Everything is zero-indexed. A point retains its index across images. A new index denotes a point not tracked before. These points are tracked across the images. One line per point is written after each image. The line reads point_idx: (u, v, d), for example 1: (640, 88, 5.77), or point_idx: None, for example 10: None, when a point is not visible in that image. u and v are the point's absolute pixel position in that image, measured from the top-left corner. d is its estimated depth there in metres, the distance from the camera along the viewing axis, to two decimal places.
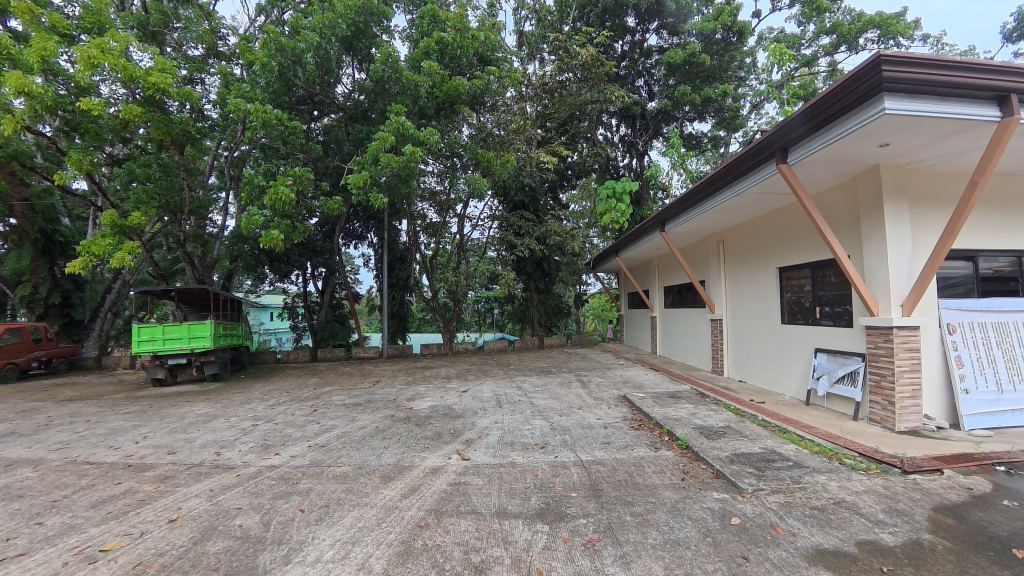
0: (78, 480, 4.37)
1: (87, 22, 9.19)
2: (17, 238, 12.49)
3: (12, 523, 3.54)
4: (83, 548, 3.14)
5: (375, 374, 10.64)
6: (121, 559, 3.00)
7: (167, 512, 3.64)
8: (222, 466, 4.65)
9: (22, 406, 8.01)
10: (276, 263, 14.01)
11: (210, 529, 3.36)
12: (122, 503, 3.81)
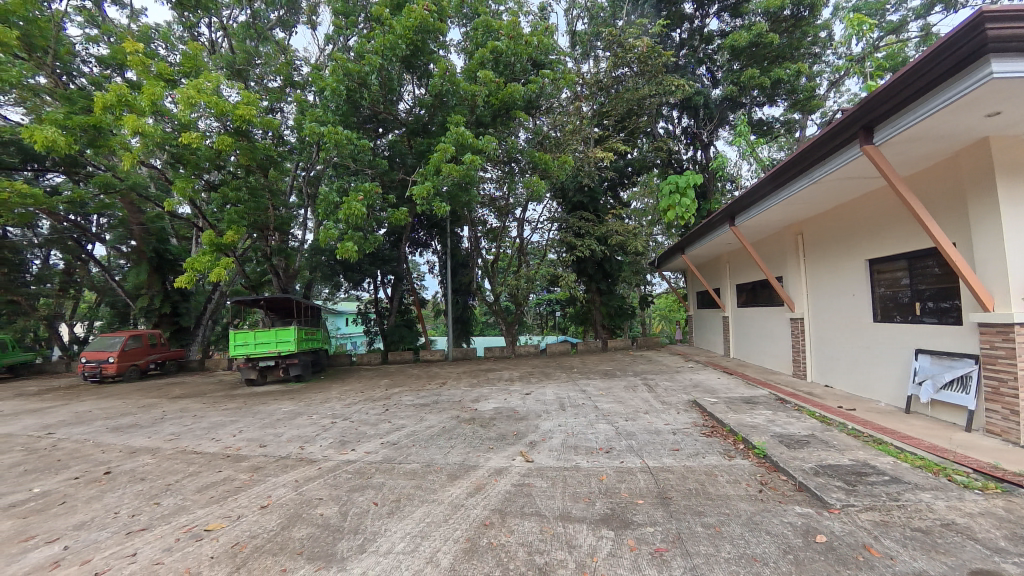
0: (188, 467, 4.99)
1: (186, 67, 10.48)
2: (136, 257, 14.75)
3: (137, 502, 4.13)
4: (190, 528, 3.58)
5: (442, 376, 11.04)
6: (222, 538, 3.39)
7: (260, 499, 4.04)
8: (305, 460, 5.08)
9: (146, 402, 9.27)
10: (349, 272, 14.93)
11: (295, 517, 3.68)
12: (222, 490, 4.30)
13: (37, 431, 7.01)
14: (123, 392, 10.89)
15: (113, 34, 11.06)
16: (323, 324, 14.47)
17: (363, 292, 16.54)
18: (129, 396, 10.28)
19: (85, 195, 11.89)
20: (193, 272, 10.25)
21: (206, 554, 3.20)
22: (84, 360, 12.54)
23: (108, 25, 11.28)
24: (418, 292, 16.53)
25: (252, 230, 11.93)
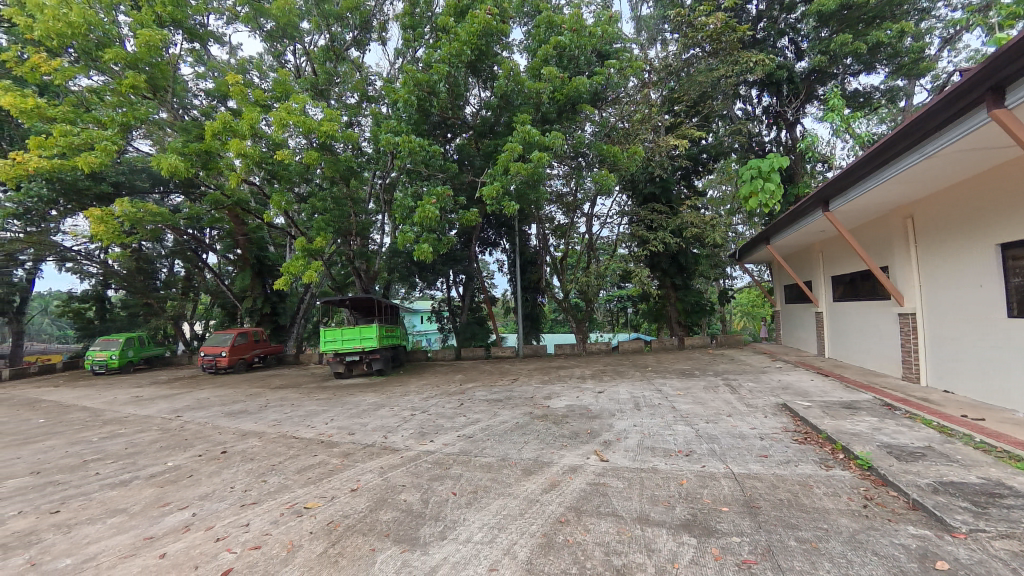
0: (288, 450, 5.54)
1: (278, 92, 11.56)
2: (241, 264, 16.61)
3: (248, 479, 4.67)
4: (292, 504, 3.98)
5: (513, 373, 11.20)
6: (319, 516, 3.73)
7: (349, 483, 4.37)
8: (388, 448, 5.41)
9: (253, 391, 10.45)
10: (424, 273, 15.67)
11: (381, 501, 3.94)
12: (318, 472, 4.72)
13: (170, 414, 8.18)
14: (234, 382, 12.35)
15: (217, 69, 12.52)
16: (402, 322, 15.32)
17: (436, 291, 17.27)
18: (239, 386, 11.64)
19: (200, 212, 13.58)
20: (289, 276, 11.36)
21: (306, 529, 3.53)
22: (203, 354, 14.42)
23: (213, 61, 12.77)
24: (488, 290, 16.94)
25: (337, 236, 12.93)
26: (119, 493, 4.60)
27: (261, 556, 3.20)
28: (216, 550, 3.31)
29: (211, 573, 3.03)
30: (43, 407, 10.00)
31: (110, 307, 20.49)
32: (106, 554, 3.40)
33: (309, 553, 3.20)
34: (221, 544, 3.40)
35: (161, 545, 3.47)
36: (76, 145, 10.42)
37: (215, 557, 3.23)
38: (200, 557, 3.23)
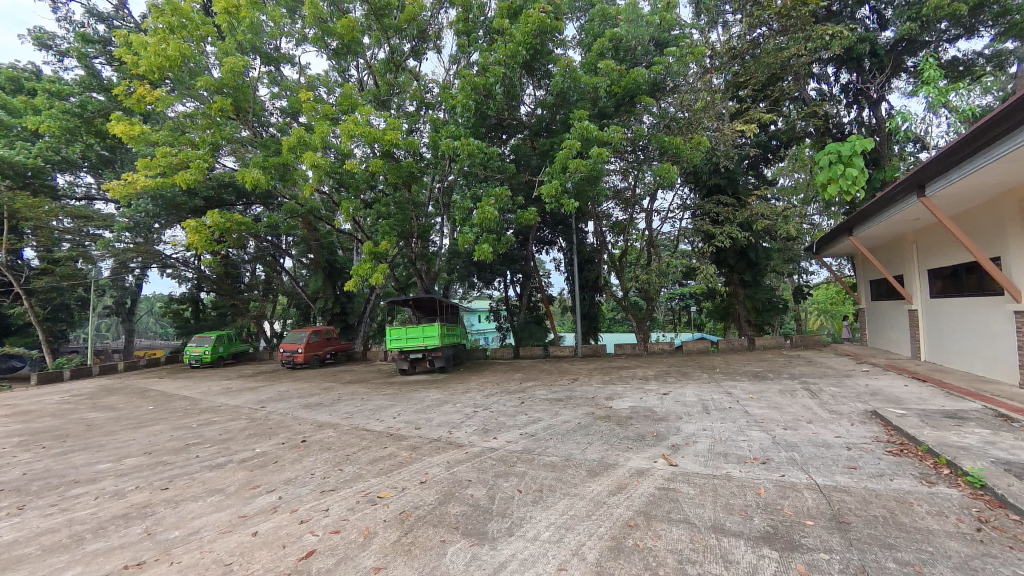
0: (360, 442, 5.85)
1: (344, 105, 12.23)
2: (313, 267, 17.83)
3: (326, 467, 4.99)
4: (367, 493, 4.19)
5: (572, 373, 11.09)
6: (391, 505, 3.90)
7: (418, 475, 4.53)
8: (453, 443, 5.56)
9: (326, 385, 11.17)
10: (482, 273, 15.96)
11: (449, 494, 4.04)
12: (389, 463, 4.94)
13: (256, 405, 8.95)
14: (310, 377, 13.27)
15: (290, 88, 13.47)
16: (461, 321, 15.69)
17: (494, 291, 17.54)
18: (315, 380, 12.49)
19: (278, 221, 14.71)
20: (357, 278, 12.03)
21: (381, 518, 3.70)
22: (282, 350, 15.67)
23: (286, 81, 13.73)
24: (546, 289, 16.94)
25: (400, 238, 13.49)
26: (216, 474, 5.08)
27: (340, 540, 3.39)
28: (300, 532, 3.56)
29: (297, 553, 3.25)
30: (152, 395, 11.30)
31: (203, 308, 22.81)
32: (208, 529, 3.77)
33: (384, 540, 3.34)
34: (304, 526, 3.65)
35: (253, 523, 3.79)
36: (175, 164, 11.66)
37: (300, 538, 3.47)
38: (287, 537, 3.49)
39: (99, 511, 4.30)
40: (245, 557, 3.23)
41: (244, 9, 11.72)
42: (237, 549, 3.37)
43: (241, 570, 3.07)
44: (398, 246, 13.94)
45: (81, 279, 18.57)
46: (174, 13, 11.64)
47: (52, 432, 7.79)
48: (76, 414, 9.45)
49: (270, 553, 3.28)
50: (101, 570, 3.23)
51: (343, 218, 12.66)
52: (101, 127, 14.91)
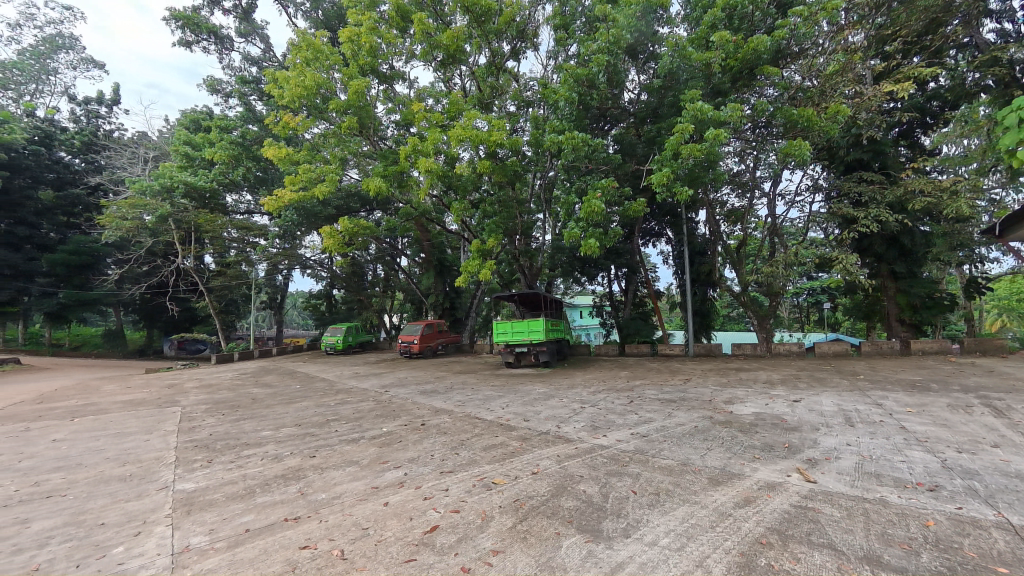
0: (473, 429, 6.21)
1: (452, 111, 12.97)
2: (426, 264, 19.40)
3: (444, 450, 5.38)
4: (483, 478, 4.42)
5: (684, 372, 10.48)
6: (506, 492, 4.07)
7: (529, 466, 4.66)
8: (562, 438, 5.62)
9: (439, 374, 12.04)
10: (586, 267, 15.82)
11: (562, 487, 4.09)
12: (501, 452, 5.16)
13: (381, 389, 10.00)
14: (425, 366, 14.42)
15: (403, 102, 14.67)
16: (564, 316, 15.78)
17: (597, 286, 17.38)
18: (429, 369, 13.55)
19: (397, 223, 16.21)
20: (467, 274, 12.73)
21: (496, 503, 3.88)
22: (400, 341, 17.29)
23: (398, 96, 14.91)
24: (653, 283, 16.25)
25: (505, 235, 13.98)
26: (354, 448, 5.79)
27: (460, 519, 3.62)
28: (424, 507, 3.88)
29: (422, 526, 3.55)
30: (300, 376, 13.25)
31: (334, 303, 26.09)
32: (348, 495, 4.30)
33: (500, 525, 3.50)
34: (428, 502, 3.98)
35: (384, 494, 4.23)
36: (314, 179, 13.46)
37: (424, 513, 3.79)
38: (413, 510, 3.83)
39: (265, 470, 5.17)
40: (379, 524, 3.63)
41: (364, 35, 12.99)
42: (373, 516, 3.79)
43: (376, 536, 3.44)
44: (502, 244, 14.44)
45: (245, 278, 22.43)
46: (309, 48, 13.34)
47: (229, 403, 9.56)
48: (245, 389, 11.49)
49: (400, 523, 3.63)
50: (270, 519, 3.88)
51: (453, 219, 13.50)
52: (257, 152, 17.74)
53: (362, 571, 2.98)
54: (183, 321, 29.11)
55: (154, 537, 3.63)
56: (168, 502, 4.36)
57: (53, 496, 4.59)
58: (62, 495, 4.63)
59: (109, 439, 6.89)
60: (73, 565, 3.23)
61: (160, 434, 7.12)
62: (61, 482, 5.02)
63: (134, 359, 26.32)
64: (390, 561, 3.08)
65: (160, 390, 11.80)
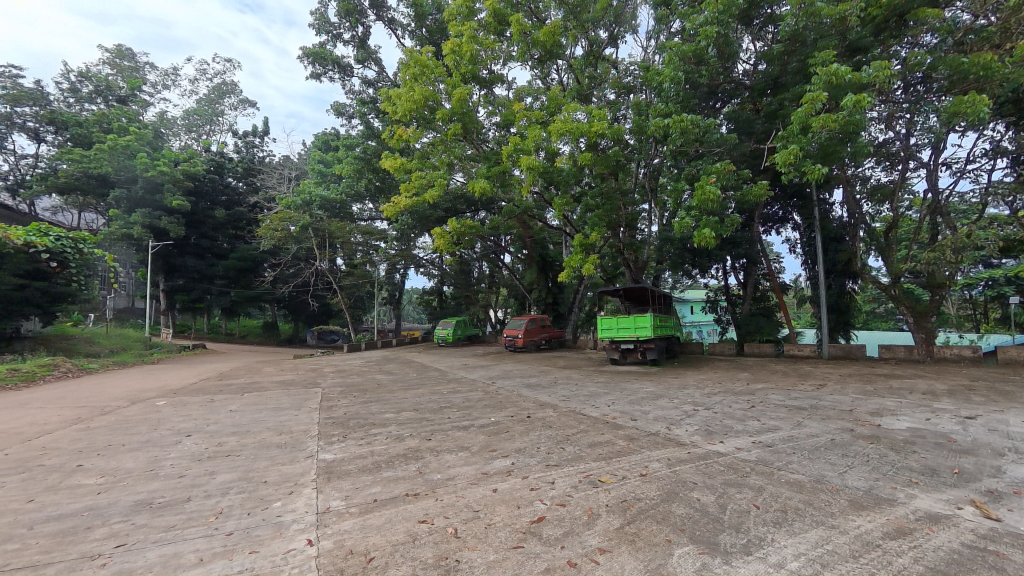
0: (578, 425, 6.24)
1: (551, 106, 12.98)
2: (529, 261, 20.30)
3: (551, 443, 5.51)
4: (589, 475, 4.45)
5: (816, 377, 9.30)
6: (613, 491, 4.04)
7: (637, 467, 4.56)
8: (672, 442, 5.37)
9: (544, 368, 12.30)
10: (698, 259, 14.78)
11: (672, 493, 3.94)
12: (608, 450, 5.13)
13: (488, 380, 10.54)
14: (528, 360, 14.84)
15: (503, 103, 15.11)
16: (674, 312, 15.03)
17: (711, 279, 16.20)
18: (533, 363, 13.91)
19: (500, 222, 16.84)
20: (570, 270, 12.76)
21: (603, 501, 3.87)
22: (505, 335, 18.04)
23: (498, 98, 15.36)
24: (776, 275, 14.63)
25: (608, 229, 13.73)
26: (465, 434, 6.20)
27: (566, 513, 3.68)
28: (531, 497, 4.02)
29: (529, 515, 3.69)
30: (416, 365, 14.53)
31: (444, 298, 28.08)
32: (461, 477, 4.63)
33: (607, 524, 3.48)
34: (534, 493, 4.11)
35: (493, 481, 4.47)
36: (425, 184, 14.59)
37: (531, 503, 3.92)
38: (521, 499, 3.99)
39: (389, 448, 5.80)
40: (489, 508, 3.85)
41: (465, 44, 13.61)
42: (483, 500, 4.04)
43: (486, 519, 3.66)
44: (606, 237, 14.18)
45: (369, 277, 25.21)
46: (417, 64, 14.29)
47: (360, 387, 10.88)
48: (372, 375, 12.96)
49: (508, 509, 3.81)
50: (395, 492, 4.35)
51: (556, 215, 13.61)
52: (376, 163, 19.68)
53: (473, 550, 3.20)
54: (321, 314, 33.73)
55: (304, 497, 4.31)
56: (314, 468, 5.13)
57: (232, 455, 5.69)
58: (238, 455, 5.72)
59: (269, 412, 8.32)
60: (247, 513, 3.98)
61: (307, 411, 8.39)
62: (237, 445, 6.19)
63: (286, 346, 31.18)
64: (500, 545, 3.26)
65: (306, 373, 13.85)
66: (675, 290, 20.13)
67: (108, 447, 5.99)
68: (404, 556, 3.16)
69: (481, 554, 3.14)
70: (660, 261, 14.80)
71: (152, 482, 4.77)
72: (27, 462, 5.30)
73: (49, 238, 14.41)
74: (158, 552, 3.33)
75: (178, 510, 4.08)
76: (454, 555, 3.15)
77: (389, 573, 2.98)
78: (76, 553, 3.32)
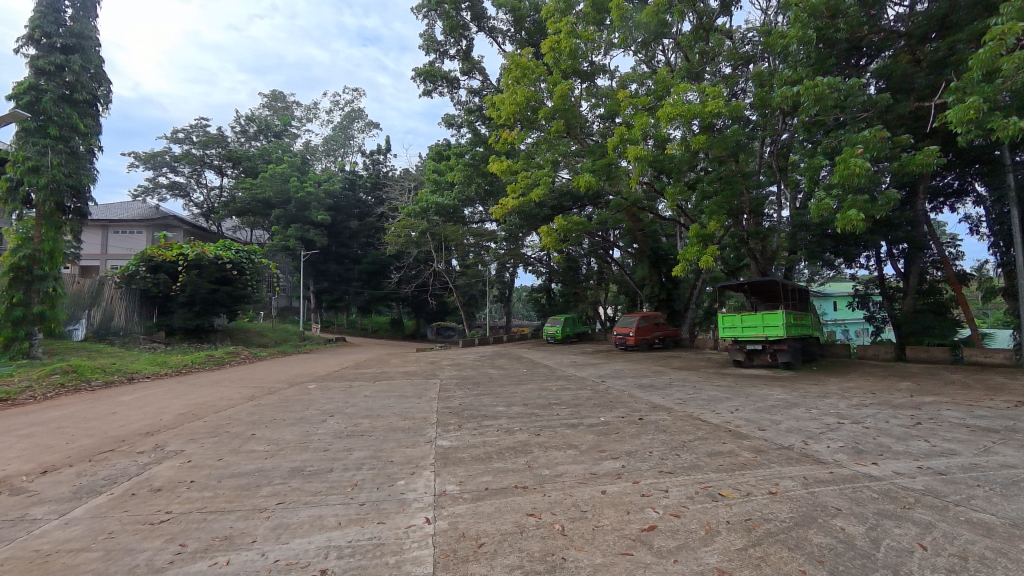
0: (696, 431, 5.80)
1: (659, 89, 12.13)
2: (640, 256, 19.40)
3: (664, 448, 5.21)
4: (707, 487, 4.10)
5: (1018, 390, 7.29)
6: (735, 508, 3.67)
7: (765, 484, 4.07)
8: (810, 459, 4.68)
9: (656, 368, 11.68)
10: (842, 246, 12.59)
11: (809, 518, 3.44)
12: (729, 461, 4.68)
13: (598, 379, 10.36)
14: (640, 359, 14.21)
15: (606, 94, 14.66)
16: (812, 309, 13.07)
17: (860, 269, 13.72)
18: (645, 363, 13.29)
19: (607, 217, 16.36)
20: (685, 263, 11.74)
21: (723, 517, 3.53)
22: (615, 332, 17.51)
23: (600, 90, 14.95)
24: (952, 263, 11.80)
25: (728, 217, 12.47)
26: (572, 432, 6.18)
27: (681, 525, 3.44)
28: (642, 504, 3.84)
29: (640, 522, 3.52)
30: (526, 361, 14.90)
31: (553, 295, 28.39)
32: (568, 475, 4.63)
33: (728, 543, 3.17)
34: (645, 499, 3.91)
35: (602, 482, 4.37)
36: (530, 184, 14.83)
37: (642, 509, 3.75)
38: (631, 504, 3.83)
39: (500, 440, 6.05)
40: (597, 510, 3.78)
41: (564, 40, 13.49)
42: (591, 501, 3.97)
43: (594, 520, 3.60)
44: (726, 226, 12.91)
45: (482, 277, 26.66)
46: (518, 67, 14.52)
47: (474, 380, 11.55)
48: (485, 369, 13.65)
49: (616, 513, 3.70)
50: (504, 483, 4.52)
51: (667, 205, 12.72)
52: (485, 168, 20.55)
53: (580, 551, 3.17)
54: (440, 312, 36.61)
55: (423, 478, 4.73)
56: (433, 453, 5.60)
57: (366, 435, 6.50)
58: (371, 435, 6.50)
59: (396, 399, 9.30)
60: (377, 487, 4.51)
61: (427, 400, 9.18)
62: (370, 426, 7.06)
63: (411, 341, 34.49)
64: (607, 549, 3.17)
65: (427, 366, 15.11)
66: (814, 283, 17.50)
67: (274, 421, 7.28)
68: (512, 546, 3.27)
69: (587, 556, 3.10)
70: (792, 250, 12.97)
71: (305, 452, 5.68)
72: (220, 429, 6.69)
73: (232, 252, 18.03)
74: (308, 512, 3.94)
75: (324, 478, 4.79)
76: (560, 553, 3.16)
77: (497, 560, 3.11)
78: (250, 504, 4.11)
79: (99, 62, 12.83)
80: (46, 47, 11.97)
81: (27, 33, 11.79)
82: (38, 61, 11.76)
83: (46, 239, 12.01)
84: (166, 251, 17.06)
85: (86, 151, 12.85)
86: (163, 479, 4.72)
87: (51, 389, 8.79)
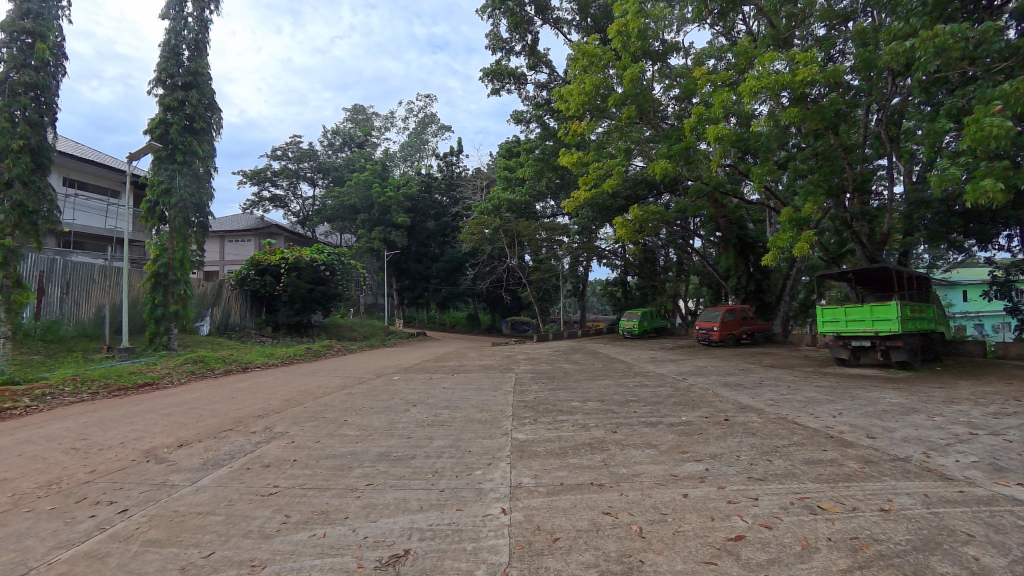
0: (791, 436, 5.28)
1: (741, 62, 11.11)
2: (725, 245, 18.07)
3: (753, 453, 4.82)
4: (804, 498, 3.72)
5: None
6: (838, 524, 3.29)
7: (877, 500, 3.60)
8: (934, 474, 4.05)
9: (745, 366, 10.83)
10: (976, 224, 10.66)
11: (933, 542, 2.99)
12: (831, 471, 4.21)
13: (679, 376, 9.85)
14: (726, 356, 13.26)
15: (682, 73, 13.77)
16: (935, 299, 11.25)
17: (1001, 252, 11.55)
18: (731, 359, 12.38)
19: (685, 205, 15.45)
20: (776, 251, 10.62)
21: (824, 532, 3.19)
22: (698, 327, 16.50)
23: (675, 70, 14.07)
24: None
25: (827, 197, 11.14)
26: (651, 431, 5.95)
27: (773, 538, 3.16)
28: (728, 511, 3.59)
29: (725, 531, 3.30)
30: (601, 357, 14.62)
31: (630, 289, 27.49)
32: (647, 475, 4.47)
33: (829, 561, 2.86)
34: (732, 507, 3.65)
35: (683, 485, 4.16)
36: (602, 175, 14.45)
37: (728, 517, 3.50)
38: (715, 511, 3.60)
39: (575, 436, 6.01)
40: (678, 514, 3.61)
41: (632, 21, 12.85)
42: (671, 504, 3.80)
43: (675, 525, 3.44)
44: (825, 207, 11.54)
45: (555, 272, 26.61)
46: (585, 56, 14.13)
47: (548, 374, 11.59)
48: (559, 364, 13.62)
49: (700, 519, 3.50)
50: (579, 479, 4.48)
51: (754, 187, 11.65)
52: (555, 162, 20.36)
53: (659, 555, 3.06)
54: (515, 307, 37.18)
55: (499, 470, 4.86)
56: (508, 446, 5.73)
57: (446, 425, 6.82)
58: (449, 425, 6.81)
59: (473, 391, 9.64)
60: (455, 475, 4.73)
61: (503, 393, 9.40)
62: (449, 416, 7.40)
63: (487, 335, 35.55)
64: (689, 556, 3.02)
65: (502, 360, 15.44)
66: (939, 269, 15.07)
67: (364, 409, 7.92)
68: (587, 544, 3.24)
69: (667, 561, 2.98)
70: (909, 231, 11.24)
71: (391, 439, 6.11)
72: (319, 414, 7.42)
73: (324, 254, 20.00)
74: (393, 495, 4.25)
75: (408, 464, 5.12)
76: (638, 555, 3.07)
77: (572, 556, 3.10)
78: (343, 484, 4.53)
79: (212, 94, 14.80)
80: (170, 86, 14.07)
81: (156, 76, 13.91)
82: (165, 98, 13.86)
83: (177, 249, 14.13)
84: (271, 256, 19.31)
85: (206, 172, 14.93)
86: (272, 457, 5.36)
87: (185, 375, 10.39)
